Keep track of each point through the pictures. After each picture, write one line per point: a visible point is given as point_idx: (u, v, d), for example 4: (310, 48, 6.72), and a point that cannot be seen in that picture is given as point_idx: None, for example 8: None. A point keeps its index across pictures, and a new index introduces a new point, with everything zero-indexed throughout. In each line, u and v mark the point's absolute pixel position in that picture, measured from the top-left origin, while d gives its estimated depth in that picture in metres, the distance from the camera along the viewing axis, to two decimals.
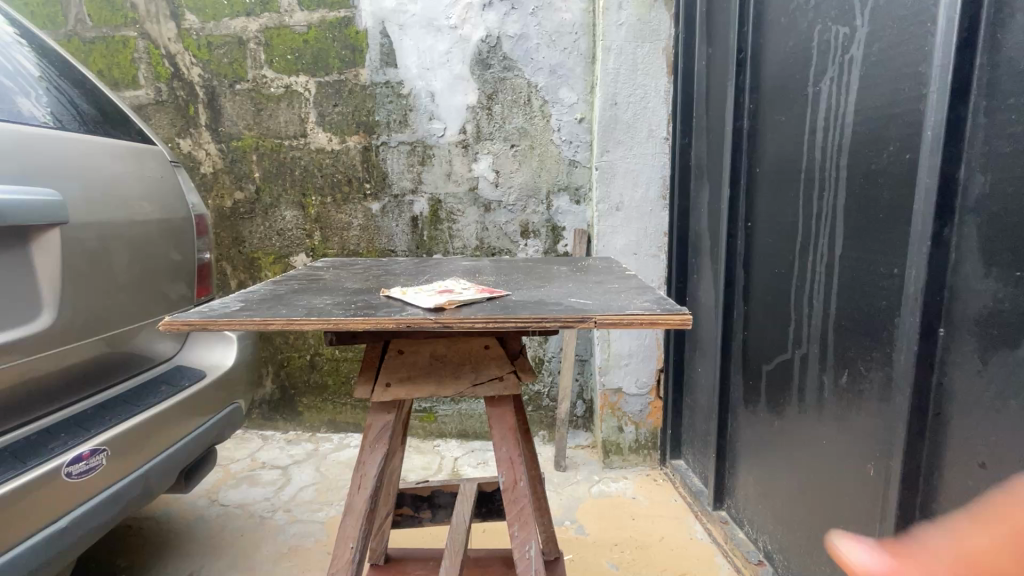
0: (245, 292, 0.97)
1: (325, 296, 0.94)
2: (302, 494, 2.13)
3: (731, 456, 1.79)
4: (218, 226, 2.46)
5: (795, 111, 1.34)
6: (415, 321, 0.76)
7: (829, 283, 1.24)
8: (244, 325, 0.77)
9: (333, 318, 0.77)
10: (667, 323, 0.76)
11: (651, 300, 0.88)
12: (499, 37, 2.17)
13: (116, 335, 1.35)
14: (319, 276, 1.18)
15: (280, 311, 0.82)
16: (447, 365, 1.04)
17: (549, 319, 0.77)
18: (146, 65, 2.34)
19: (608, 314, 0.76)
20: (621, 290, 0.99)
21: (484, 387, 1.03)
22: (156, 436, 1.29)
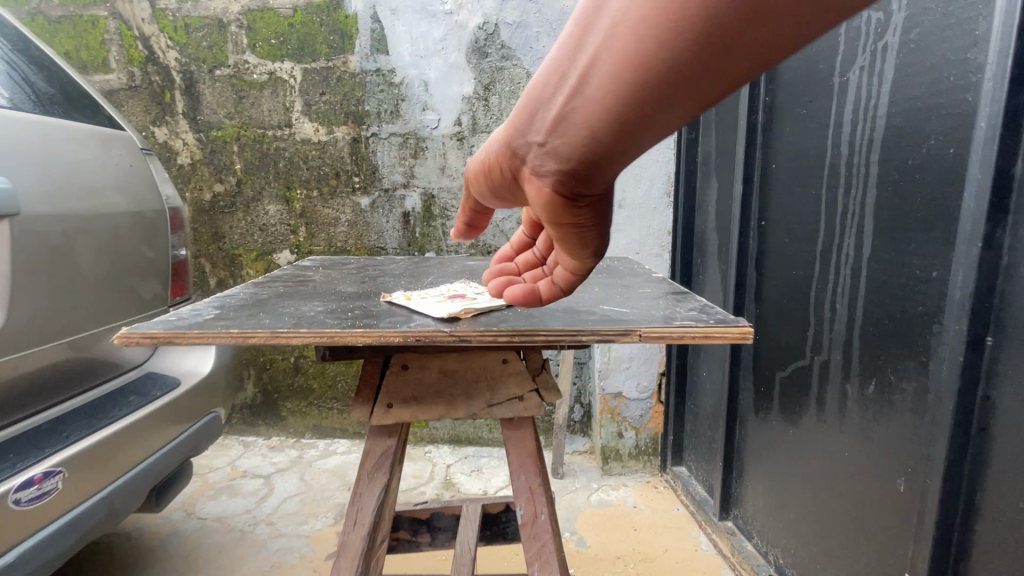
0: (222, 296, 0.86)
1: (315, 301, 0.84)
2: (286, 505, 2.01)
3: (739, 464, 1.72)
4: (196, 220, 2.32)
5: (817, 103, 1.27)
6: (426, 334, 0.66)
7: (855, 286, 1.16)
8: (220, 338, 0.66)
9: (327, 330, 0.66)
10: (721, 336, 0.67)
11: (694, 309, 0.79)
12: (497, 25, 2.06)
13: (77, 341, 1.22)
14: (308, 277, 1.07)
15: (263, 320, 0.71)
16: (461, 384, 0.97)
17: (585, 331, 0.67)
18: (117, 48, 2.18)
19: (655, 325, 0.67)
20: (654, 296, 0.90)
21: (501, 407, 0.97)
22: (121, 453, 1.16)
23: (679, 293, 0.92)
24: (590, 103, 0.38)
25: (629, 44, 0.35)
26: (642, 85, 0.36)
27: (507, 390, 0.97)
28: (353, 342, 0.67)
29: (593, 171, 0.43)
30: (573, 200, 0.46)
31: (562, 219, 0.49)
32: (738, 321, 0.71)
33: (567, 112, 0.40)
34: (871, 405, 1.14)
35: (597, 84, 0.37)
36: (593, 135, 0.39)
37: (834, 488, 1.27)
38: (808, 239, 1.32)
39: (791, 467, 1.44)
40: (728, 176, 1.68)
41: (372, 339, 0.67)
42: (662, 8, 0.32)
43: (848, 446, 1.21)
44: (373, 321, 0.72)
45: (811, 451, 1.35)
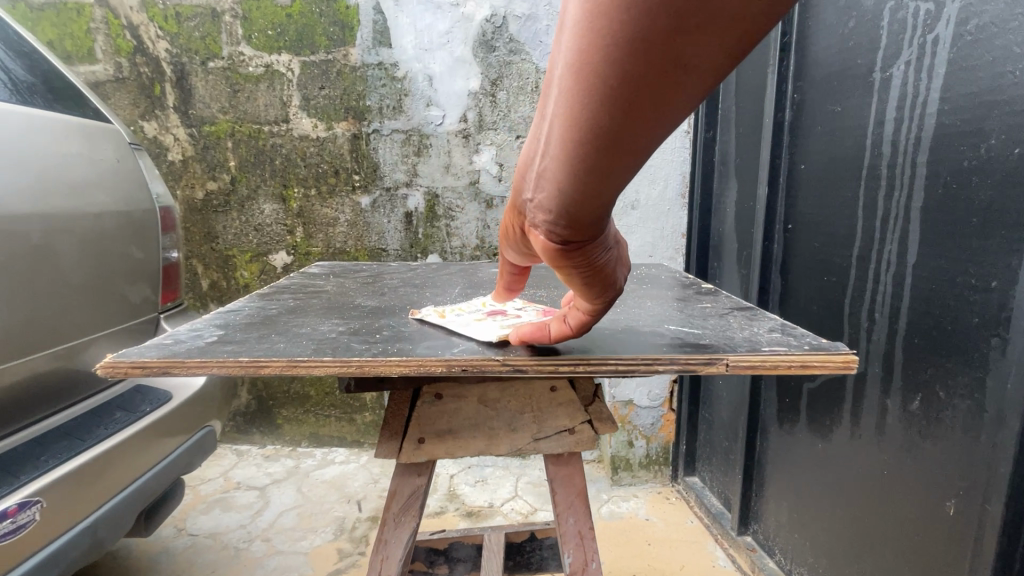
0: (225, 313, 0.78)
1: (330, 320, 0.76)
2: (283, 520, 1.91)
3: (759, 476, 1.65)
4: (188, 220, 2.21)
5: (854, 101, 1.20)
6: (476, 364, 0.61)
7: (898, 297, 1.10)
8: (227, 367, 0.58)
9: (356, 359, 0.59)
10: (820, 366, 0.61)
11: (775, 332, 0.73)
12: (505, 17, 1.98)
13: (59, 354, 1.12)
14: (317, 288, 0.99)
15: (275, 345, 0.64)
16: (504, 418, 0.93)
17: (663, 359, 0.62)
18: (104, 37, 2.07)
19: (744, 354, 0.62)
20: (723, 315, 0.85)
21: (549, 440, 0.93)
22: (107, 477, 1.07)
23: (749, 312, 0.87)
24: (553, 162, 0.39)
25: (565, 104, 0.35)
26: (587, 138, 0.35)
27: (554, 423, 0.93)
28: (387, 372, 0.60)
29: (575, 221, 0.43)
30: (568, 246, 0.46)
31: (564, 263, 0.49)
32: (835, 346, 0.65)
33: (540, 176, 0.41)
34: (915, 422, 1.07)
35: (553, 142, 0.37)
36: (561, 191, 0.40)
37: (870, 508, 1.20)
38: (841, 244, 1.25)
39: (819, 482, 1.37)
40: (750, 176, 1.61)
41: (412, 370, 0.61)
42: (575, 71, 0.32)
43: (888, 464, 1.14)
44: (401, 348, 0.65)
45: (844, 467, 1.28)
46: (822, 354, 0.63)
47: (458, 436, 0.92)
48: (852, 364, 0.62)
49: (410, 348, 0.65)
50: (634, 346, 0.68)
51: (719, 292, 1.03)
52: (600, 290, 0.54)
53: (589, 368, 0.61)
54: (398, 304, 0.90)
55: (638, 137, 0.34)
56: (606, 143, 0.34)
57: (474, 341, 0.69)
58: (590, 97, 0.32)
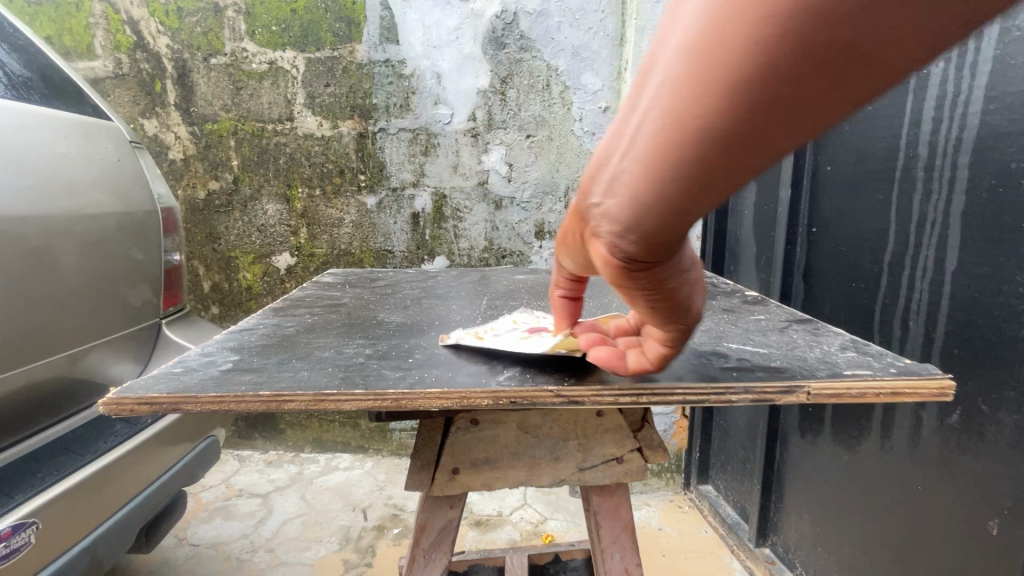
0: (235, 334, 0.74)
1: (350, 343, 0.72)
2: (287, 529, 1.86)
3: (779, 486, 1.61)
4: (189, 220, 2.16)
5: (887, 101, 1.15)
6: (528, 395, 0.57)
7: (935, 305, 1.05)
8: (246, 402, 0.54)
9: (390, 392, 0.56)
10: (912, 394, 0.57)
11: (850, 351, 0.70)
12: (516, 13, 1.93)
13: (59, 363, 1.07)
14: (329, 298, 0.95)
15: (296, 374, 0.60)
16: (545, 446, 0.89)
17: (737, 387, 0.58)
18: (103, 33, 2.01)
19: (826, 380, 0.58)
20: (784, 329, 0.81)
21: (595, 470, 0.89)
22: (106, 494, 1.02)
23: (812, 325, 0.83)
24: (640, 159, 0.35)
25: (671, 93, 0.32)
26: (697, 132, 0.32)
27: (601, 452, 0.88)
28: (425, 405, 0.56)
29: (649, 237, 0.39)
30: (632, 266, 0.42)
31: (623, 284, 0.44)
32: (926, 369, 0.61)
33: (616, 176, 0.37)
34: (955, 436, 1.03)
35: (645, 136, 0.34)
36: (644, 194, 0.36)
37: (903, 524, 1.15)
38: (871, 250, 1.21)
39: (846, 495, 1.32)
40: (771, 178, 1.56)
41: (453, 403, 0.56)
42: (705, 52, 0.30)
43: (923, 479, 1.10)
44: (432, 376, 0.61)
45: (873, 480, 1.23)
46: (912, 380, 0.58)
47: (496, 465, 0.88)
48: (948, 391, 0.57)
49: (443, 375, 0.61)
50: (688, 369, 0.64)
51: (767, 302, 0.99)
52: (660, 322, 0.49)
53: (654, 398, 0.57)
54: (420, 318, 0.86)
55: (756, 147, 0.31)
56: (727, 140, 0.31)
57: (515, 366, 0.65)
58: (727, 77, 0.29)
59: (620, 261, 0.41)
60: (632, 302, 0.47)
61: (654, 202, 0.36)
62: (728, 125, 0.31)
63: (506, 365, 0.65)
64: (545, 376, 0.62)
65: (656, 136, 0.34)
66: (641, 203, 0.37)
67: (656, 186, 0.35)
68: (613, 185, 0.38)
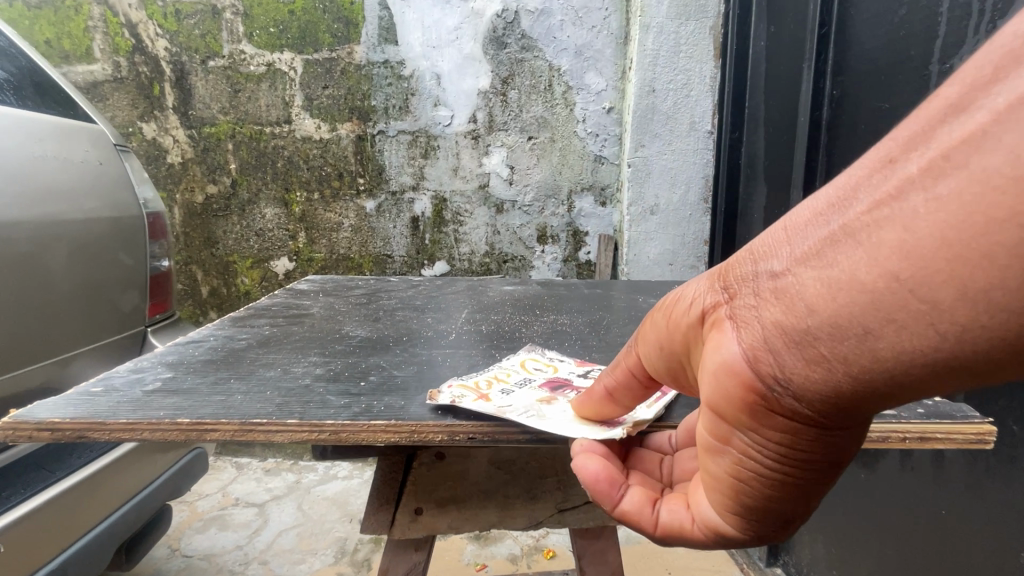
0: (177, 352, 0.71)
1: (302, 362, 0.68)
2: (282, 540, 1.82)
3: None
4: (187, 224, 2.13)
5: (904, 99, 1.09)
6: (487, 431, 0.52)
7: None
8: (162, 431, 0.51)
9: (328, 423, 0.51)
10: (944, 440, 0.54)
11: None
12: (517, 12, 1.88)
13: (46, 369, 1.06)
14: (301, 313, 0.91)
15: (229, 400, 0.56)
16: (522, 484, 0.84)
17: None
18: (102, 36, 2.00)
19: None
20: None
21: (577, 509, 0.85)
22: (78, 513, 0.97)
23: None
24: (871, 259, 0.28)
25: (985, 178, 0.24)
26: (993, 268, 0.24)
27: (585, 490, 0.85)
28: (370, 439, 0.52)
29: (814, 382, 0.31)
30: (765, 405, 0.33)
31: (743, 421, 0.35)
32: (958, 411, 0.57)
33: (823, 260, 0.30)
34: (981, 458, 0.95)
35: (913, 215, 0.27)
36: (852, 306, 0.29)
37: (922, 551, 1.09)
38: None
39: (862, 516, 1.25)
40: (782, 181, 1.49)
41: (402, 437, 0.52)
42: None
43: (945, 504, 1.03)
44: (382, 403, 0.56)
45: (891, 502, 1.16)
46: (943, 424, 0.54)
47: (465, 507, 0.82)
48: (986, 437, 0.54)
49: (394, 403, 0.57)
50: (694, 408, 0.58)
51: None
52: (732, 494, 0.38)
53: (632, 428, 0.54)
54: (388, 333, 0.81)
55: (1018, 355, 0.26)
56: None
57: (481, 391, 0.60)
58: None
59: (776, 383, 0.32)
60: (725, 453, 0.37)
61: (897, 300, 0.27)
62: None
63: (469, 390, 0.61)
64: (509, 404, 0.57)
65: (960, 206, 0.25)
66: (886, 290, 0.27)
67: (910, 277, 0.27)
68: (845, 243, 0.29)
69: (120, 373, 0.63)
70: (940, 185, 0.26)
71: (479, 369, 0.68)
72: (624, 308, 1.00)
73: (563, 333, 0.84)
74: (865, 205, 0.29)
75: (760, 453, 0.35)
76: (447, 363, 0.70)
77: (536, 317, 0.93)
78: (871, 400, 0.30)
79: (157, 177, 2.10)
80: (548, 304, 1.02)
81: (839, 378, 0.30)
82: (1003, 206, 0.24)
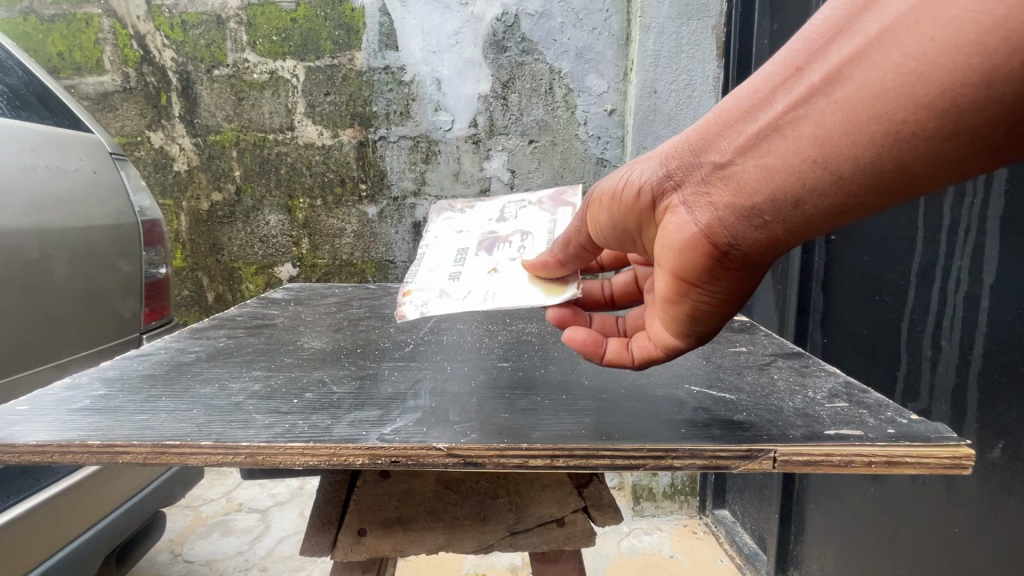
0: (120, 368, 0.73)
1: (241, 379, 0.69)
2: (282, 547, 1.81)
3: (798, 516, 1.47)
4: (193, 230, 2.15)
5: None
6: (411, 456, 0.51)
7: (973, 320, 0.96)
8: (72, 453, 0.51)
9: (242, 447, 0.51)
10: (915, 465, 0.50)
11: (840, 402, 0.63)
12: (517, 15, 1.87)
13: (45, 373, 1.06)
14: (261, 326, 0.94)
15: (148, 419, 0.56)
16: (471, 506, 0.83)
17: (680, 448, 0.51)
18: (112, 47, 2.04)
19: (800, 446, 0.51)
20: (765, 368, 0.75)
21: (529, 532, 0.83)
22: (67, 520, 0.98)
23: (800, 362, 0.77)
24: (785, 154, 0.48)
25: (857, 91, 0.43)
26: (857, 151, 0.44)
27: (538, 513, 0.83)
28: (287, 462, 0.51)
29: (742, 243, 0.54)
30: (716, 262, 0.56)
31: (705, 277, 0.57)
32: (935, 432, 0.54)
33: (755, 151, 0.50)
34: (997, 472, 0.92)
35: (815, 116, 0.46)
36: (771, 183, 0.50)
37: (936, 568, 1.04)
38: (898, 261, 1.11)
39: (872, 530, 1.20)
40: None
41: (320, 460, 0.51)
42: (918, 74, 0.40)
43: (962, 521, 0.98)
44: (307, 423, 0.56)
45: (902, 516, 1.11)
46: (911, 447, 0.51)
47: (412, 531, 0.80)
48: (962, 461, 0.50)
49: (320, 423, 0.56)
50: (664, 425, 0.56)
51: (755, 329, 0.94)
52: (688, 329, 0.63)
53: (572, 462, 0.51)
54: (343, 344, 0.85)
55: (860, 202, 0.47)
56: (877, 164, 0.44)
57: (416, 410, 0.60)
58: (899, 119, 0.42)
59: (726, 243, 0.54)
60: (679, 303, 0.61)
61: (805, 174, 0.48)
62: (891, 154, 0.43)
63: (402, 407, 0.61)
64: (438, 422, 0.57)
65: (838, 112, 0.44)
66: (798, 170, 0.48)
67: (809, 161, 0.47)
68: (773, 137, 0.49)
69: (55, 390, 0.65)
70: (837, 92, 0.44)
71: (422, 387, 0.67)
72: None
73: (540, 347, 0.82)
74: (785, 105, 0.48)
75: (709, 292, 0.58)
76: (390, 379, 0.70)
77: (505, 327, 0.97)
78: (780, 242, 0.53)
79: (164, 185, 2.13)
80: (518, 319, 1.01)
81: (770, 230, 0.52)
82: (869, 108, 0.42)
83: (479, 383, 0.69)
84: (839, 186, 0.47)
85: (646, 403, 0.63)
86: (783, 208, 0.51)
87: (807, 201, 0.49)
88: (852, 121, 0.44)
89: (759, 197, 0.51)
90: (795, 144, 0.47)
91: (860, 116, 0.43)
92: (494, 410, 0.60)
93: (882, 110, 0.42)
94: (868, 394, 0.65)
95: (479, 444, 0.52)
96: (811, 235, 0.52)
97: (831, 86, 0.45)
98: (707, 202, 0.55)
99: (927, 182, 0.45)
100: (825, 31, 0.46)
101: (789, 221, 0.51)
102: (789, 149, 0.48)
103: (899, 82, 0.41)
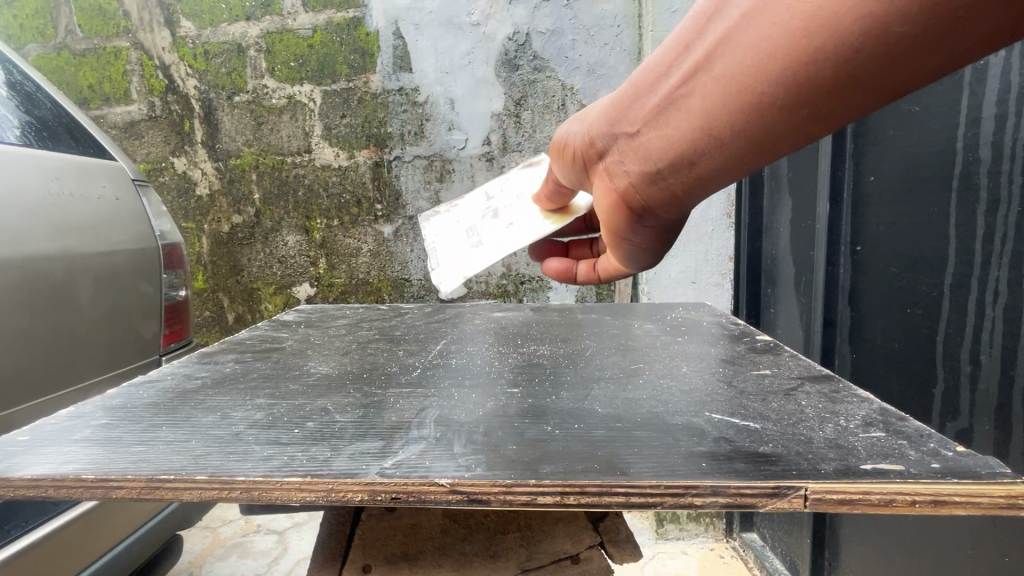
0: (124, 396, 0.72)
1: (245, 408, 0.68)
2: (299, 570, 1.79)
3: (832, 543, 1.39)
4: (213, 253, 2.19)
5: (936, 98, 1.05)
6: (413, 493, 0.50)
7: (1015, 333, 0.92)
8: (66, 488, 0.51)
9: (238, 482, 0.50)
10: (965, 505, 0.47)
11: (876, 432, 0.59)
12: (528, 34, 1.90)
13: (69, 396, 1.07)
14: (269, 351, 0.94)
15: (145, 452, 0.56)
16: (479, 542, 0.80)
17: (702, 485, 0.49)
18: (138, 78, 2.11)
19: (832, 482, 0.48)
20: (790, 393, 0.72)
21: (541, 570, 0.80)
22: (75, 555, 0.97)
23: (829, 387, 0.73)
24: (679, 125, 0.56)
25: (725, 70, 0.50)
26: (732, 127, 0.52)
27: (551, 549, 0.81)
28: (284, 498, 0.50)
29: (658, 197, 0.65)
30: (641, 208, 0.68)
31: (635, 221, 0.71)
32: (985, 466, 0.50)
33: (657, 122, 0.59)
34: None
35: (698, 92, 0.53)
36: (671, 150, 0.59)
37: None
38: (929, 273, 1.07)
39: (912, 561, 1.13)
40: (809, 194, 1.43)
41: (318, 496, 0.50)
42: (771, 55, 0.46)
43: (1011, 550, 0.92)
44: (306, 456, 0.55)
45: (947, 545, 1.05)
46: (961, 483, 0.47)
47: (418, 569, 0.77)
48: (1018, 501, 0.46)
49: (320, 455, 0.55)
50: (682, 457, 0.54)
51: (780, 350, 0.91)
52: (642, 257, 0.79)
53: (584, 500, 0.49)
54: (350, 369, 0.84)
55: (743, 164, 0.55)
56: (749, 135, 0.52)
57: (419, 441, 0.58)
58: (762, 96, 0.48)
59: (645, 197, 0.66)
60: (623, 240, 0.76)
61: (695, 144, 0.56)
62: (758, 126, 0.50)
63: (405, 437, 0.59)
64: (441, 455, 0.55)
65: (714, 91, 0.52)
66: (689, 140, 0.56)
67: (696, 134, 0.55)
68: (670, 110, 0.57)
69: (58, 419, 0.65)
70: (714, 72, 0.51)
71: (427, 415, 0.66)
72: (610, 342, 0.98)
73: (551, 375, 0.81)
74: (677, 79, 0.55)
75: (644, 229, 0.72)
76: (396, 407, 0.68)
77: (515, 349, 0.95)
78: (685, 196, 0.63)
79: (187, 209, 2.18)
80: (530, 341, 1.00)
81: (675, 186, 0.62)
82: (736, 87, 0.50)
83: (487, 410, 0.67)
84: (722, 151, 0.54)
85: (664, 433, 0.60)
86: (681, 167, 0.59)
87: (698, 165, 0.57)
88: (727, 101, 0.51)
89: (664, 160, 0.60)
90: (683, 116, 0.56)
91: (728, 98, 0.50)
92: (500, 440, 0.58)
93: (746, 93, 0.49)
94: (907, 423, 0.61)
95: (483, 480, 0.50)
96: (708, 189, 0.61)
97: (710, 65, 0.51)
98: (627, 165, 0.65)
99: (796, 147, 0.52)
100: (698, 16, 0.53)
101: (687, 180, 0.60)
102: (681, 121, 0.56)
103: (753, 67, 0.48)
